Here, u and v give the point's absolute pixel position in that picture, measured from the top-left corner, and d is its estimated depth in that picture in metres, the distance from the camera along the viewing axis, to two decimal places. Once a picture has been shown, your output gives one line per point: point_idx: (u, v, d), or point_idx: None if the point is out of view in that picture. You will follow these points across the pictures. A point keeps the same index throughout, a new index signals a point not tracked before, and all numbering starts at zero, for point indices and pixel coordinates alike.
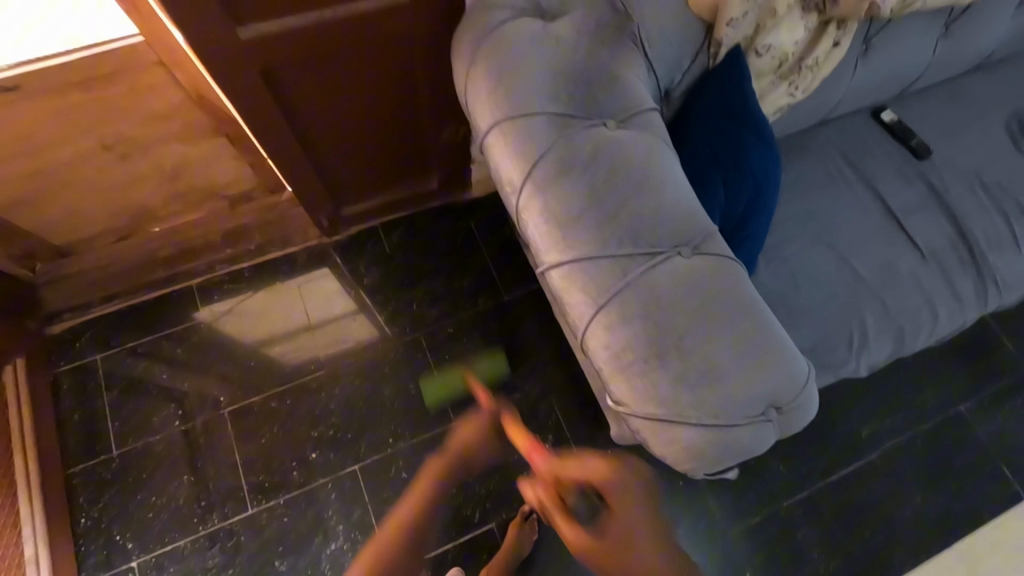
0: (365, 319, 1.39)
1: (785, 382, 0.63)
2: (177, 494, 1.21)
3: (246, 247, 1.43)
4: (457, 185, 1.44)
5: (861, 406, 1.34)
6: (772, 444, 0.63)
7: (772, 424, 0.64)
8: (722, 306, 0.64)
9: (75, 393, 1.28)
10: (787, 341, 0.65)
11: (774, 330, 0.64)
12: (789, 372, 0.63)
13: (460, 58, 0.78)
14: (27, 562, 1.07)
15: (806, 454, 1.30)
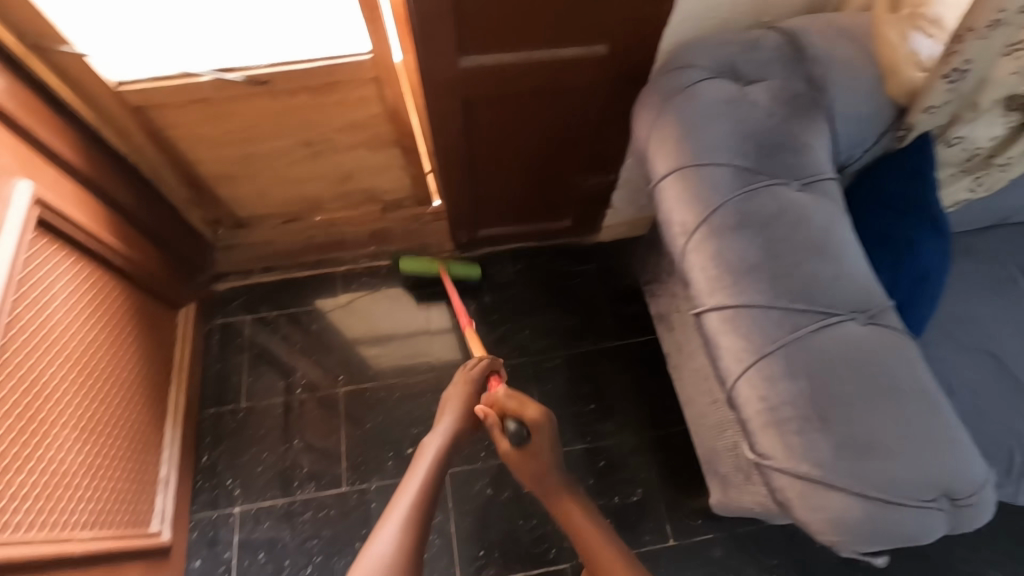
0: (454, 339, 1.45)
1: (958, 474, 0.59)
2: (285, 456, 1.30)
3: (387, 248, 1.56)
4: (587, 229, 1.49)
5: (1001, 547, 1.17)
6: (934, 538, 0.59)
7: (935, 516, 0.60)
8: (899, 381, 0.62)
9: (222, 344, 1.44)
10: (962, 431, 0.62)
11: (949, 417, 0.61)
12: (963, 464, 0.59)
13: (646, 107, 0.85)
14: (159, 481, 1.16)
15: None
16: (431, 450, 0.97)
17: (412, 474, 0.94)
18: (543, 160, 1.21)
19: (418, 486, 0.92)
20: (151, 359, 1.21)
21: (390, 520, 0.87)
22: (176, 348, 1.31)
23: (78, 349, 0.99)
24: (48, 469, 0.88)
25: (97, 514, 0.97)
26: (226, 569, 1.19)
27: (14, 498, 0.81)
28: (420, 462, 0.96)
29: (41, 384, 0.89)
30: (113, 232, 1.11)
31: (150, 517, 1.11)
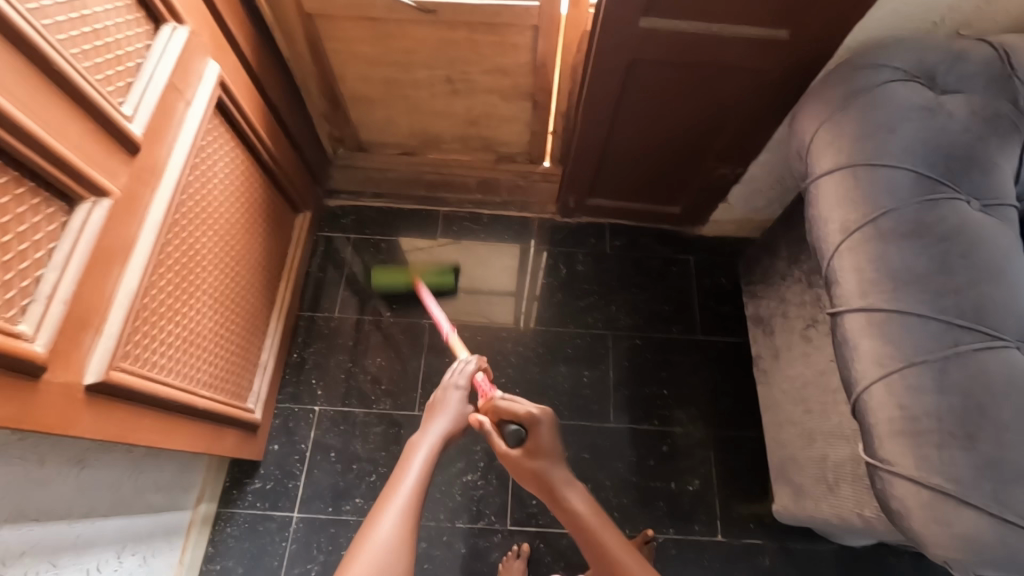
0: (512, 306, 1.46)
1: None
2: (368, 370, 1.38)
3: (492, 198, 1.60)
4: (695, 219, 1.49)
5: None
6: None
7: None
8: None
9: (324, 255, 1.52)
10: None
11: None
12: None
13: (822, 99, 0.83)
14: (260, 365, 1.25)
15: None
16: (420, 457, 0.92)
17: (404, 472, 0.90)
18: (679, 139, 1.21)
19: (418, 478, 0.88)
20: (271, 252, 1.30)
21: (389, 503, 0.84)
22: (289, 251, 1.40)
23: (225, 224, 1.07)
24: (189, 324, 0.97)
25: (215, 377, 1.07)
26: (300, 458, 1.28)
27: (163, 342, 0.89)
28: (406, 470, 0.90)
29: (195, 248, 0.96)
30: (265, 125, 1.18)
31: (250, 392, 1.21)
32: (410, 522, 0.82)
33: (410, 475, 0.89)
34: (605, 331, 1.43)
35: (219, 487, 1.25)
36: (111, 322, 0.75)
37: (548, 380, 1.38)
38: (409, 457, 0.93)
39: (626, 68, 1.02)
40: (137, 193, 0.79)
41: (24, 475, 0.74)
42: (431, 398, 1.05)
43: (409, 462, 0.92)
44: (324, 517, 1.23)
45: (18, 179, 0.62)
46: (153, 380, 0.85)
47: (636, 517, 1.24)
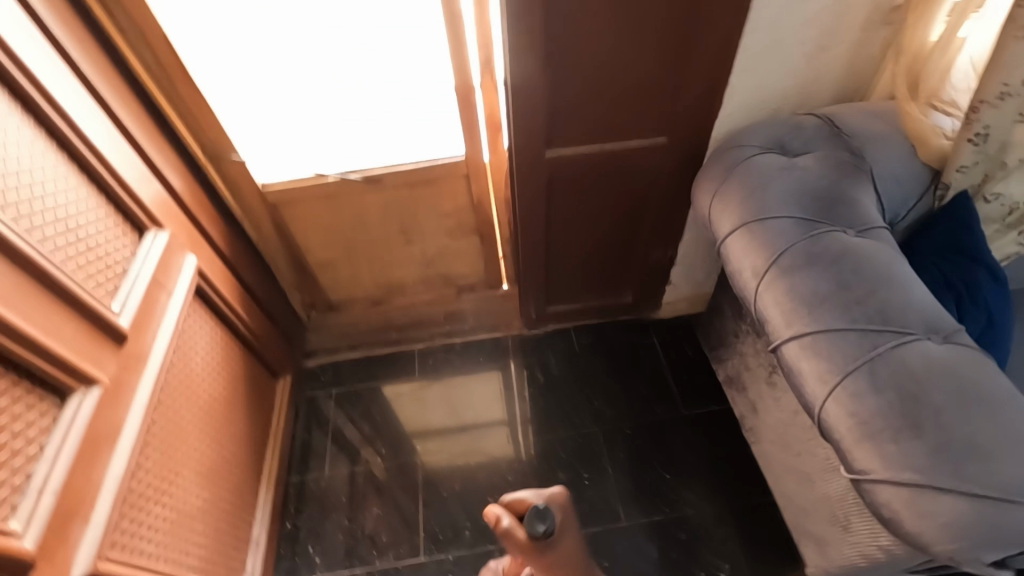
0: (506, 435, 1.46)
1: None
2: (365, 524, 1.33)
3: (460, 326, 1.69)
4: (648, 304, 1.60)
5: None
6: None
7: None
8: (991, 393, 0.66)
9: (308, 415, 1.54)
10: None
11: None
12: None
13: (708, 180, 1.01)
14: (252, 541, 1.20)
15: None
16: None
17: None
18: (610, 238, 1.37)
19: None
20: (255, 420, 1.32)
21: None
22: (272, 417, 1.43)
23: (208, 398, 1.11)
24: (177, 504, 0.96)
25: (206, 559, 1.03)
26: None
27: (152, 527, 0.88)
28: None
29: (180, 425, 1.00)
30: (241, 301, 1.29)
31: (243, 573, 1.15)
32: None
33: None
34: (594, 427, 1.45)
35: None
36: (99, 509, 0.76)
37: (549, 490, 1.35)
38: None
39: (546, 189, 1.20)
40: (125, 379, 0.85)
41: None
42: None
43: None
44: None
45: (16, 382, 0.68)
46: (141, 569, 0.83)
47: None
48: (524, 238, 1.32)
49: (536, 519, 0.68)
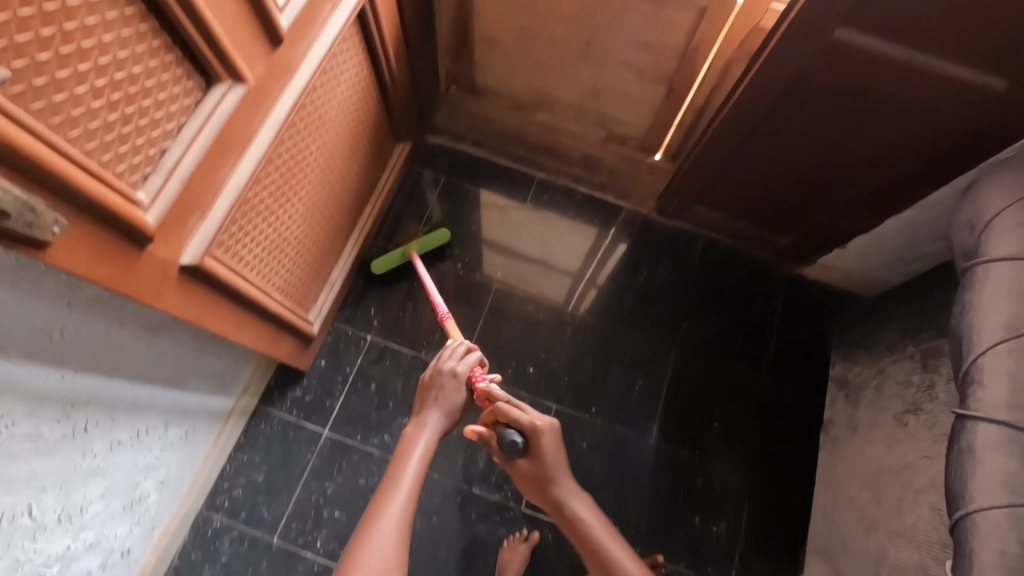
0: (567, 286, 1.42)
1: None
2: (425, 315, 1.37)
3: (590, 177, 1.52)
4: (799, 256, 1.40)
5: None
6: None
7: None
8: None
9: (410, 191, 1.50)
10: None
11: None
12: None
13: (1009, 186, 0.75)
14: (329, 281, 1.26)
15: None
16: (421, 457, 0.92)
17: (403, 476, 0.89)
18: (821, 162, 1.12)
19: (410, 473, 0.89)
20: (367, 175, 1.28)
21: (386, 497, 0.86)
22: (382, 178, 1.39)
23: (336, 138, 1.05)
24: (278, 229, 0.97)
25: (288, 283, 1.07)
26: (342, 381, 1.30)
27: (252, 239, 0.89)
28: (406, 469, 0.89)
29: (303, 153, 0.95)
30: (395, 45, 1.14)
31: (314, 305, 1.22)
32: (407, 519, 0.84)
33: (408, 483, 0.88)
34: (672, 346, 1.37)
35: (263, 383, 1.27)
36: (217, 208, 0.75)
37: (599, 379, 1.34)
38: (409, 454, 0.92)
39: (808, 69, 0.94)
40: (269, 87, 0.78)
41: (102, 328, 0.76)
42: (426, 377, 1.02)
43: (408, 468, 0.90)
44: (351, 442, 1.25)
45: (156, 32, 0.60)
46: (236, 274, 0.85)
47: (636, 540, 1.21)
48: (737, 112, 1.08)
49: (506, 437, 0.92)
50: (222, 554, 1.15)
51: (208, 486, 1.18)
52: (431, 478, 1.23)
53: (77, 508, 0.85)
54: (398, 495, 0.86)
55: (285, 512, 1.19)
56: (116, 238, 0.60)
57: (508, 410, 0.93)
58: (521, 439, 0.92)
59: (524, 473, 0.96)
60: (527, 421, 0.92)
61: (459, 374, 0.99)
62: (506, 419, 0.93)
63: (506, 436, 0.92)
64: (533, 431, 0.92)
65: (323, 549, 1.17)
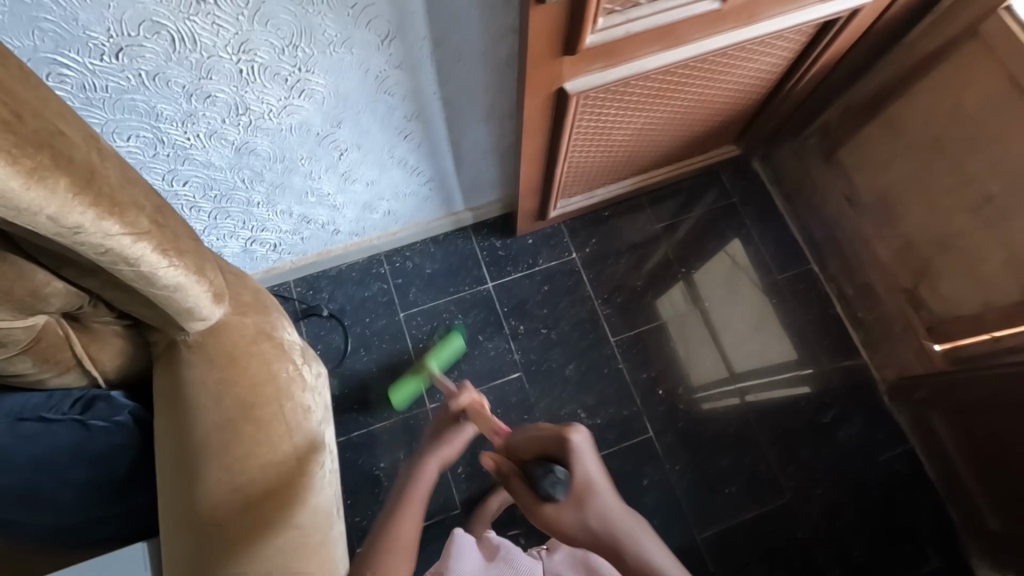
0: (727, 393, 1.34)
1: None
2: (624, 278, 1.42)
3: (857, 306, 1.40)
4: (992, 554, 1.18)
5: None
6: None
7: None
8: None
9: (700, 186, 1.51)
10: None
11: None
12: None
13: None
14: (591, 194, 1.35)
15: None
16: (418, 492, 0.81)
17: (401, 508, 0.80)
18: None
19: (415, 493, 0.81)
20: (690, 146, 1.33)
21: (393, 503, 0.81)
22: (694, 158, 1.43)
23: (711, 98, 1.11)
24: (613, 126, 1.06)
25: (575, 168, 1.18)
26: (529, 264, 1.42)
27: (599, 116, 0.99)
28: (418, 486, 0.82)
29: (686, 89, 1.03)
30: (821, 68, 1.14)
31: (568, 199, 1.33)
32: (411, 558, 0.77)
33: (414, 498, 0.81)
34: (789, 495, 1.26)
35: (484, 217, 1.43)
36: (616, 71, 0.86)
37: (704, 453, 1.29)
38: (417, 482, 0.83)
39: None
40: (725, 20, 0.87)
41: (477, 85, 0.92)
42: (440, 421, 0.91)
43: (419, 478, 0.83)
44: (497, 308, 1.37)
45: None
46: (569, 127, 0.97)
47: None
48: None
49: (550, 480, 0.70)
50: (368, 290, 1.38)
51: (397, 245, 1.40)
52: (522, 383, 1.32)
53: (354, 181, 1.07)
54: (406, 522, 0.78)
55: (420, 305, 1.37)
56: (558, 35, 0.74)
57: (540, 434, 0.78)
58: (561, 471, 0.71)
59: (568, 523, 0.69)
60: (555, 443, 0.75)
61: (451, 407, 0.90)
62: (538, 448, 0.77)
63: (548, 470, 0.71)
64: (573, 448, 0.73)
65: (418, 350, 1.34)
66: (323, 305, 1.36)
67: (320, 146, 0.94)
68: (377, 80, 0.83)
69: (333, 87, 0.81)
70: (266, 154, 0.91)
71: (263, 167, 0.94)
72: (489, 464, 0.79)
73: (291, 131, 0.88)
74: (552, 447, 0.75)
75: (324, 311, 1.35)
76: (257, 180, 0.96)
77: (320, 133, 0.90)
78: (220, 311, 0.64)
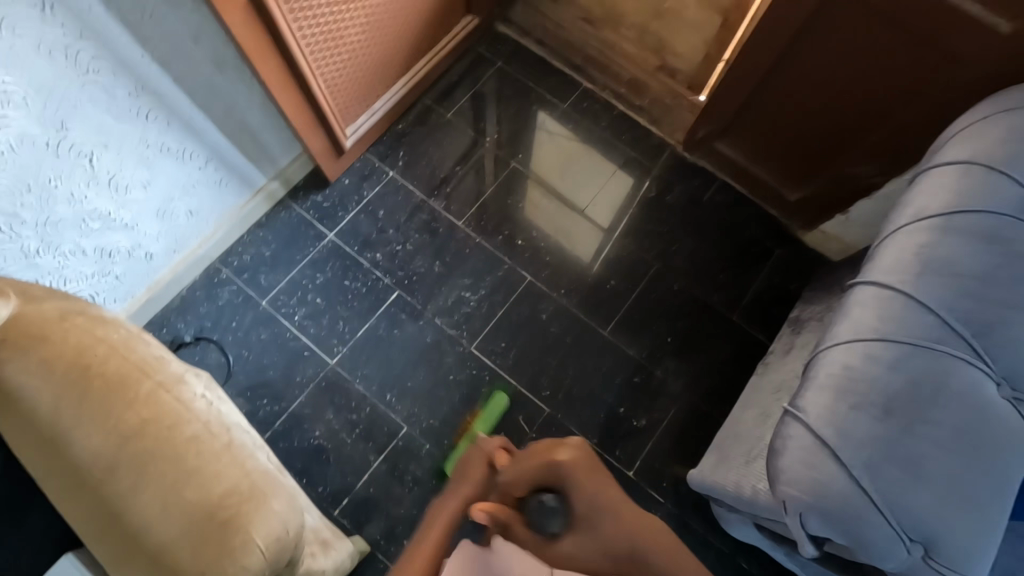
0: (599, 242, 1.46)
1: (963, 547, 0.58)
2: (443, 169, 1.51)
3: (632, 97, 1.58)
4: (802, 219, 1.43)
5: None
6: (889, 565, 0.59)
7: (906, 559, 0.60)
8: (940, 563, 0.59)
9: (469, 65, 1.60)
10: (1000, 530, 0.60)
11: (1001, 500, 0.59)
12: (970, 549, 0.58)
13: (974, 139, 0.72)
14: (371, 109, 1.42)
15: None
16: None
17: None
18: (847, 110, 1.15)
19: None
20: (428, 25, 1.41)
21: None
22: (444, 40, 1.52)
23: None
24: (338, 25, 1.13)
25: (336, 85, 1.24)
26: (357, 201, 1.46)
27: (314, 17, 1.06)
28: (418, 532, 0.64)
29: None
30: None
31: (353, 123, 1.38)
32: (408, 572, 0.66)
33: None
34: (654, 263, 1.44)
35: (293, 181, 1.44)
36: None
37: (578, 269, 1.43)
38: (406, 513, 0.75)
39: None
40: None
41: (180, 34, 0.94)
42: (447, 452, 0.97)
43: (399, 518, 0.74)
44: (348, 250, 1.41)
45: None
46: (291, 35, 1.03)
47: (559, 406, 1.32)
48: None
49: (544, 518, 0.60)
50: (220, 298, 1.36)
51: (226, 245, 1.38)
52: (404, 299, 1.38)
53: (127, 187, 1.05)
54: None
55: (276, 285, 1.38)
56: None
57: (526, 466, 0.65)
58: (550, 499, 0.61)
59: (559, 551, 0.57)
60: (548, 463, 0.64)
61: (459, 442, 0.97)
62: (527, 479, 0.65)
63: (535, 500, 0.62)
64: (570, 480, 0.63)
65: (297, 322, 1.35)
66: (184, 333, 1.32)
67: (62, 157, 0.91)
68: (69, 59, 0.82)
69: (27, 83, 0.79)
70: (7, 189, 0.87)
71: (13, 205, 0.89)
72: (480, 518, 0.62)
73: (16, 150, 0.84)
74: (553, 471, 0.64)
75: (187, 337, 1.32)
76: (18, 224, 0.91)
77: (49, 141, 0.87)
78: (6, 306, 0.64)
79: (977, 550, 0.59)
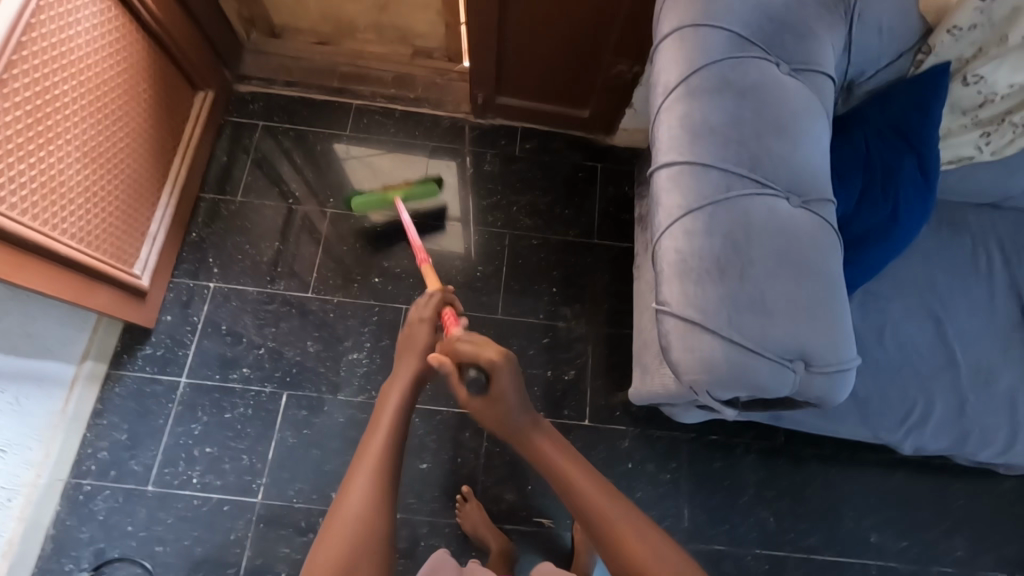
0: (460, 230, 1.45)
1: (827, 343, 0.67)
2: (264, 253, 1.38)
3: (405, 93, 1.56)
4: (602, 127, 1.51)
5: (875, 494, 1.27)
6: (785, 390, 0.66)
7: (795, 377, 0.67)
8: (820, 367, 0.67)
9: (231, 138, 1.48)
10: (845, 312, 0.69)
11: (833, 291, 0.68)
12: (834, 341, 0.67)
13: (674, 6, 0.78)
14: (147, 234, 1.26)
15: (795, 509, 1.25)
16: (392, 411, 0.77)
17: (376, 436, 0.74)
18: (580, 22, 1.23)
19: (381, 446, 0.73)
20: (159, 124, 1.27)
21: (365, 463, 0.72)
22: (187, 127, 1.38)
23: (97, 82, 1.06)
24: (47, 175, 0.97)
25: (85, 233, 1.08)
26: (191, 330, 1.31)
27: (13, 181, 0.90)
28: (380, 424, 0.76)
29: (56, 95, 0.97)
30: None
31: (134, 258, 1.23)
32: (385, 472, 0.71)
33: (383, 439, 0.74)
34: (506, 231, 1.46)
35: (109, 348, 1.26)
36: None
37: (443, 274, 1.40)
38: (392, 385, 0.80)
39: None
40: None
41: None
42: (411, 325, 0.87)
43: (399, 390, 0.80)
44: (211, 382, 1.27)
45: None
46: None
47: None
48: None
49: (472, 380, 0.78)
50: (97, 512, 1.17)
51: (71, 454, 1.19)
52: (296, 396, 1.28)
53: None
54: (369, 457, 0.72)
55: (154, 460, 1.21)
56: None
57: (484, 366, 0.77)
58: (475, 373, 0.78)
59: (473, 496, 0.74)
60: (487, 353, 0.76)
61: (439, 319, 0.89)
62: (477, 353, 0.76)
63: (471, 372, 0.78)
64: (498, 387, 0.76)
65: (198, 484, 1.20)
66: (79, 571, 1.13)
67: None
68: None
69: None
70: None
71: None
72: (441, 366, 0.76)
73: None
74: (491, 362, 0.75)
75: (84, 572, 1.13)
76: None
77: None
78: None
79: (840, 339, 0.67)
